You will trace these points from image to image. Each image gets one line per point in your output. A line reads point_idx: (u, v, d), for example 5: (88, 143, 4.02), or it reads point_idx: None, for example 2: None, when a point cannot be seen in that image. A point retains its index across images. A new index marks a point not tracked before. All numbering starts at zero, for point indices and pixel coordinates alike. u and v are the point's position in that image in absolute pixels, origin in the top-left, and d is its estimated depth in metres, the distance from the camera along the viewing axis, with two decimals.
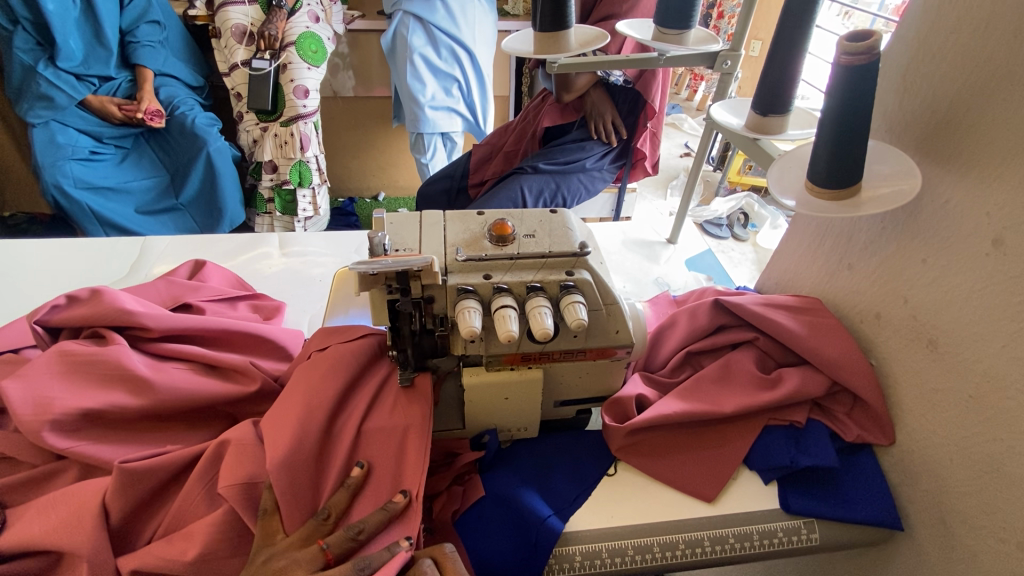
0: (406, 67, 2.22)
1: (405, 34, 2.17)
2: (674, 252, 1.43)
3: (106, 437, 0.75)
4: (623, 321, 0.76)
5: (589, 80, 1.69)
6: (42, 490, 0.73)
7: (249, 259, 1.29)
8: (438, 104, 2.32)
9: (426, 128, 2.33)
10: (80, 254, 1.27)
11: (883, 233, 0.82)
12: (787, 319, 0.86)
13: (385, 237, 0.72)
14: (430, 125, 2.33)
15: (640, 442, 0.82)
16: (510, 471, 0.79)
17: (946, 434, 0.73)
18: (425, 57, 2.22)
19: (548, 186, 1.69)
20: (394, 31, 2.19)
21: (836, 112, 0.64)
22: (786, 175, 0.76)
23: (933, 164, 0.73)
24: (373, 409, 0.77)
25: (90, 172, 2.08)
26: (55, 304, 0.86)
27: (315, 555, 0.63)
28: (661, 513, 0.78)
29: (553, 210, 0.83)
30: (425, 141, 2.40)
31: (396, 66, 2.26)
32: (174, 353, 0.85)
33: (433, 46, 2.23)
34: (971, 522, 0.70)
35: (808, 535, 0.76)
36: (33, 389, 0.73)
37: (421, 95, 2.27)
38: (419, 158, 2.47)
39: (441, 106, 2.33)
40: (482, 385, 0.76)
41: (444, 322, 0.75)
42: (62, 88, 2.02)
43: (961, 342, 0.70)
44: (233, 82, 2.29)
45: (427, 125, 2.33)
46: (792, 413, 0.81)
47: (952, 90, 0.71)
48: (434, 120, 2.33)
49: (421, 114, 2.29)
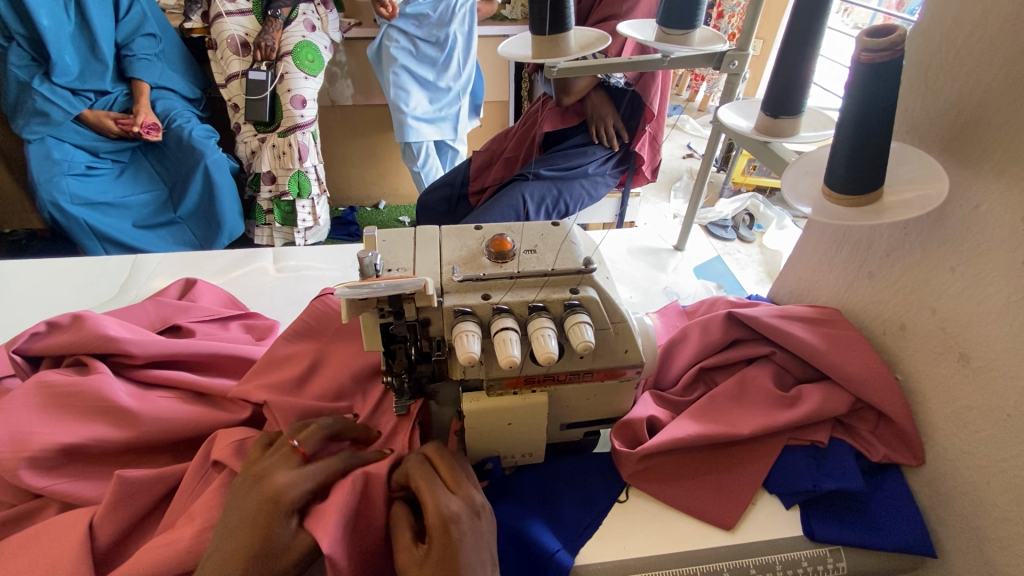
0: (389, 76, 2.19)
1: (388, 45, 2.15)
2: (682, 260, 1.38)
3: (88, 473, 0.71)
4: (632, 340, 0.72)
5: (589, 83, 1.65)
6: (19, 530, 0.68)
7: (244, 275, 1.26)
8: (422, 116, 2.29)
9: (409, 138, 2.29)
10: (70, 275, 1.24)
11: (906, 240, 0.77)
12: (805, 332, 0.82)
13: (376, 257, 0.67)
14: (415, 134, 2.29)
15: (654, 466, 0.77)
16: (516, 501, 0.75)
17: (980, 455, 0.68)
18: (408, 68, 2.20)
19: (550, 192, 1.65)
20: (378, 42, 2.17)
21: (856, 114, 0.60)
22: (802, 181, 0.71)
23: (959, 166, 0.69)
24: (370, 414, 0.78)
25: (86, 187, 2.04)
26: (34, 332, 0.83)
27: (291, 453, 0.63)
28: (677, 543, 0.73)
29: (554, 222, 0.78)
30: (414, 149, 2.35)
31: (381, 73, 2.25)
32: (160, 380, 0.81)
33: (418, 58, 2.21)
34: (1011, 551, 0.65)
35: (835, 563, 0.71)
36: (10, 425, 0.69)
37: (405, 105, 2.24)
38: (412, 166, 2.43)
39: (426, 117, 2.30)
40: (484, 411, 0.71)
41: (441, 345, 0.70)
42: (57, 103, 1.99)
43: (995, 357, 0.66)
44: (229, 94, 2.26)
45: (411, 134, 2.29)
46: (814, 432, 0.76)
47: (983, 85, 0.66)
48: (418, 129, 2.30)
49: (403, 123, 2.25)
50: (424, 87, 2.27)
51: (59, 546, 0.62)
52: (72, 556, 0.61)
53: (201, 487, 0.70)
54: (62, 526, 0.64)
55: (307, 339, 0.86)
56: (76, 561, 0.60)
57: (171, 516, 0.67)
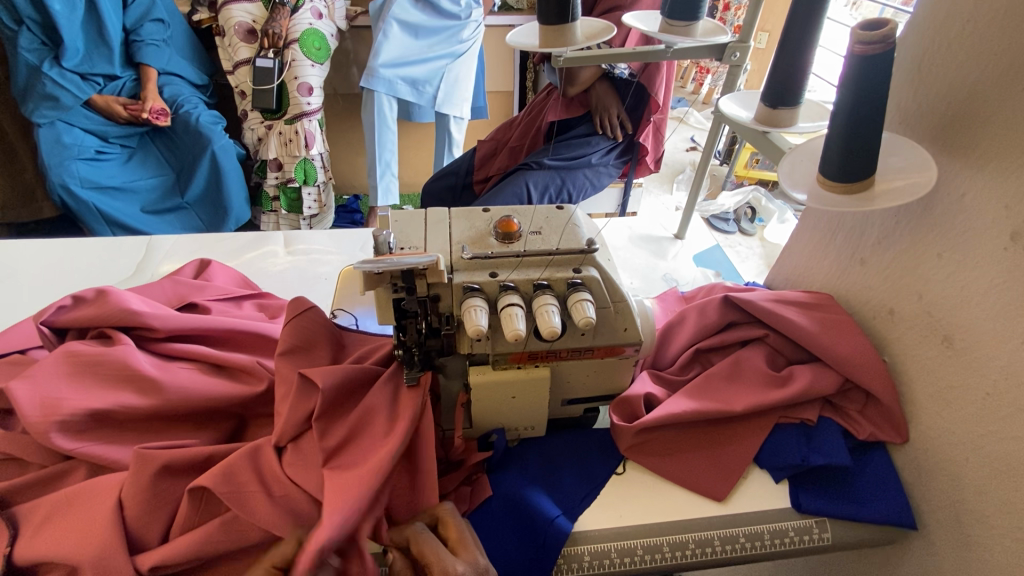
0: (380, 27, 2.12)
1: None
2: (682, 248, 1.42)
3: (113, 438, 0.75)
4: (631, 319, 0.75)
5: (594, 73, 1.68)
6: (50, 490, 0.72)
7: (255, 257, 1.30)
8: (399, 73, 2.22)
9: (375, 87, 2.20)
10: (87, 254, 1.27)
11: (896, 227, 0.81)
12: (799, 316, 0.85)
13: (390, 235, 0.71)
14: (385, 86, 2.22)
15: (650, 441, 0.81)
16: (519, 470, 0.79)
17: (961, 432, 0.72)
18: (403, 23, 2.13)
19: (554, 182, 1.67)
20: None
21: (849, 105, 0.63)
22: (798, 169, 0.74)
23: (948, 156, 0.72)
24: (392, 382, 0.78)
25: (96, 171, 2.08)
26: (61, 304, 0.87)
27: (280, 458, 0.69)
28: (671, 512, 0.77)
29: (559, 206, 0.82)
30: (380, 104, 2.27)
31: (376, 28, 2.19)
32: (180, 353, 0.84)
33: (417, 21, 2.14)
34: (987, 523, 0.68)
35: (820, 534, 0.75)
36: (40, 390, 0.73)
37: (386, 55, 2.16)
38: (369, 121, 2.32)
39: (404, 73, 2.23)
40: (489, 385, 0.75)
41: (450, 320, 0.74)
42: (67, 88, 2.01)
43: (975, 338, 0.69)
44: (237, 80, 2.28)
45: (382, 84, 2.21)
46: (804, 411, 0.80)
47: (974, 77, 0.68)
48: (391, 82, 2.22)
49: (374, 71, 2.17)
50: (415, 49, 2.21)
51: (93, 504, 0.66)
52: (108, 510, 0.65)
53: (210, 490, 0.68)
54: (92, 488, 0.68)
55: (307, 345, 0.80)
56: (110, 514, 0.65)
57: (189, 501, 0.67)
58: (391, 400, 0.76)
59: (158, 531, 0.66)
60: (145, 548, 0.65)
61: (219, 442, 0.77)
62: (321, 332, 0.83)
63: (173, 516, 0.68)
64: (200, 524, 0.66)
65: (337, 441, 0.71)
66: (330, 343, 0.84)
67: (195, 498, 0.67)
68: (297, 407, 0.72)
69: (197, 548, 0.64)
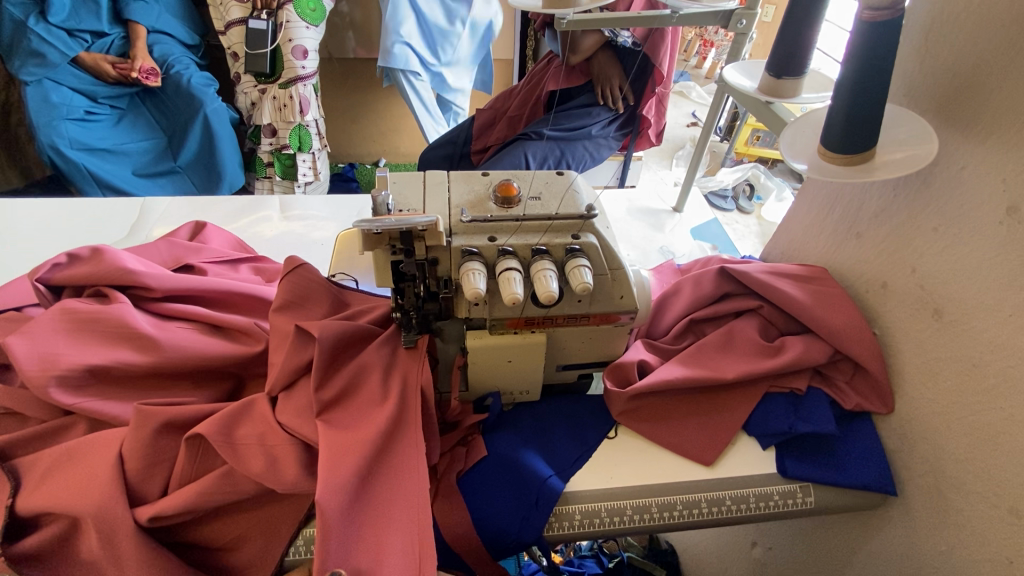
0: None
1: None
2: (680, 221, 1.42)
3: (112, 394, 0.75)
4: (628, 287, 0.76)
5: (597, 42, 1.64)
6: (50, 444, 0.73)
7: (251, 222, 1.29)
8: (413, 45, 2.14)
9: (394, 65, 2.12)
10: (78, 214, 1.26)
11: (894, 201, 0.81)
12: (793, 288, 0.86)
13: (388, 196, 0.71)
14: (402, 62, 2.14)
15: (642, 406, 0.83)
16: (513, 432, 0.80)
17: (945, 402, 0.73)
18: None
19: (553, 153, 1.66)
20: None
21: (853, 74, 0.62)
22: (799, 140, 0.74)
23: (950, 128, 0.72)
24: (388, 345, 0.79)
25: (85, 133, 2.03)
26: (56, 262, 0.86)
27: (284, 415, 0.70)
28: (662, 475, 0.79)
29: (559, 172, 0.81)
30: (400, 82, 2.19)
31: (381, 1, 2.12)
32: (177, 312, 0.84)
33: None
34: (965, 489, 0.70)
35: (804, 497, 0.78)
36: (38, 346, 0.73)
37: (396, 30, 2.09)
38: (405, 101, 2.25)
39: (416, 46, 2.15)
40: (486, 349, 0.76)
41: (448, 284, 0.74)
42: (54, 44, 1.95)
43: (967, 311, 0.70)
44: (229, 41, 2.21)
45: (398, 62, 2.13)
46: (793, 380, 0.81)
47: (978, 48, 0.68)
48: (405, 58, 2.14)
49: (390, 49, 2.10)
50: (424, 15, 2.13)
51: (94, 458, 0.67)
52: (108, 463, 0.66)
53: (208, 446, 0.69)
54: (93, 442, 0.69)
55: (303, 304, 0.81)
56: (111, 468, 0.66)
57: (188, 456, 0.68)
58: (388, 361, 0.77)
59: (159, 484, 0.68)
60: (146, 501, 0.67)
61: (217, 400, 0.78)
62: (320, 289, 0.83)
63: (172, 470, 0.69)
64: (199, 478, 0.68)
65: (331, 401, 0.72)
66: (328, 302, 0.84)
67: (193, 454, 0.68)
68: (291, 366, 0.73)
69: (196, 501, 0.65)
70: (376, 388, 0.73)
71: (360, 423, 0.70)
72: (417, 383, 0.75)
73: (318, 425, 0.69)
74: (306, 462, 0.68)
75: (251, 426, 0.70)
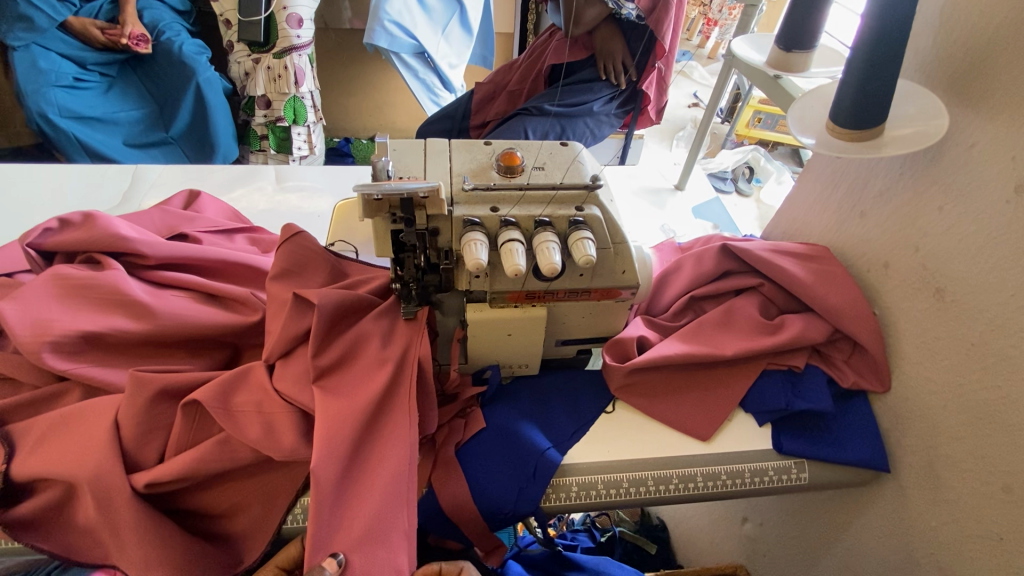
0: None
1: None
2: (681, 199, 1.41)
3: (107, 360, 0.74)
4: (630, 261, 0.75)
5: (600, 14, 1.60)
6: (45, 410, 0.73)
7: (246, 192, 1.27)
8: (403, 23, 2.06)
9: (378, 41, 2.04)
10: (68, 181, 1.23)
11: (899, 180, 0.80)
12: (795, 266, 0.86)
13: (389, 163, 0.69)
14: (387, 40, 2.05)
15: (640, 381, 0.83)
16: (511, 405, 0.80)
17: (943, 380, 0.73)
18: None
19: (554, 129, 1.63)
20: None
21: (866, 45, 0.60)
22: (809, 114, 0.72)
23: (961, 105, 0.71)
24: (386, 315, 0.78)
25: (75, 100, 1.98)
26: (47, 228, 0.85)
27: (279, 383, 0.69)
28: (659, 450, 0.79)
29: (563, 143, 0.80)
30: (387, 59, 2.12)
31: None
32: (172, 281, 0.83)
33: None
34: (958, 466, 0.71)
35: (798, 474, 0.79)
36: (31, 311, 0.72)
37: (384, 6, 2.00)
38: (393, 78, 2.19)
39: (404, 23, 2.06)
40: (485, 321, 0.75)
41: (448, 256, 0.73)
42: (42, 8, 1.87)
43: (969, 291, 0.70)
44: (222, 8, 2.16)
45: (382, 39, 2.04)
46: (792, 357, 0.81)
47: (995, 22, 0.66)
48: (393, 35, 2.05)
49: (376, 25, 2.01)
50: None
51: (89, 424, 0.67)
52: (104, 429, 0.66)
53: (204, 413, 0.69)
54: (88, 408, 0.68)
55: (301, 274, 0.80)
56: (107, 433, 0.65)
57: (185, 423, 0.67)
58: (386, 331, 0.76)
59: (155, 450, 0.67)
60: (143, 467, 0.67)
61: (214, 368, 0.77)
62: (318, 259, 0.82)
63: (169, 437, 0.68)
64: (197, 445, 0.67)
65: (329, 371, 0.71)
66: (326, 272, 0.83)
67: (190, 421, 0.68)
68: (288, 335, 0.72)
69: (193, 468, 0.64)
70: (374, 359, 0.73)
71: (358, 392, 0.70)
72: (416, 354, 0.74)
73: (315, 393, 0.68)
74: (304, 430, 0.68)
75: (248, 393, 0.69)
